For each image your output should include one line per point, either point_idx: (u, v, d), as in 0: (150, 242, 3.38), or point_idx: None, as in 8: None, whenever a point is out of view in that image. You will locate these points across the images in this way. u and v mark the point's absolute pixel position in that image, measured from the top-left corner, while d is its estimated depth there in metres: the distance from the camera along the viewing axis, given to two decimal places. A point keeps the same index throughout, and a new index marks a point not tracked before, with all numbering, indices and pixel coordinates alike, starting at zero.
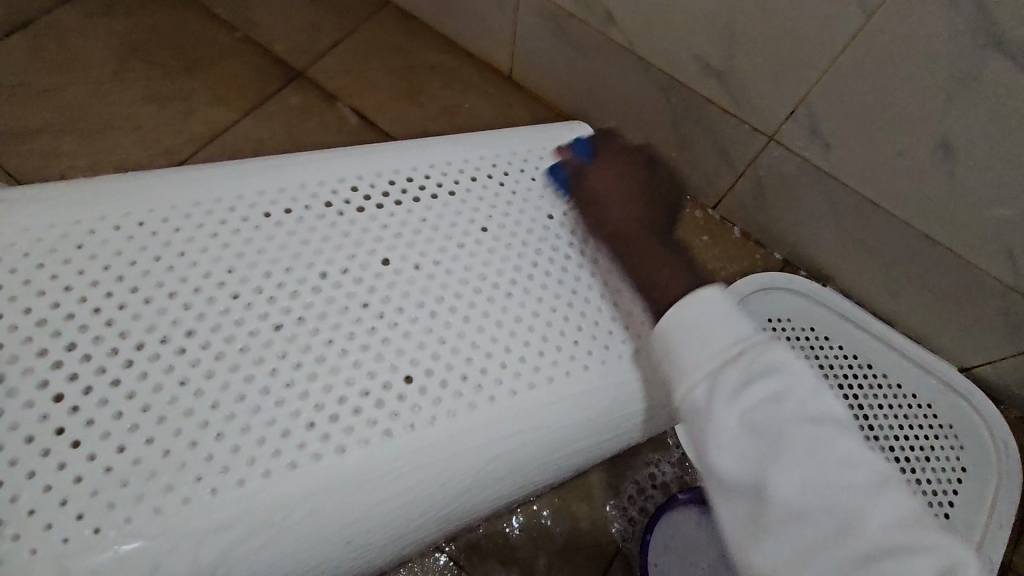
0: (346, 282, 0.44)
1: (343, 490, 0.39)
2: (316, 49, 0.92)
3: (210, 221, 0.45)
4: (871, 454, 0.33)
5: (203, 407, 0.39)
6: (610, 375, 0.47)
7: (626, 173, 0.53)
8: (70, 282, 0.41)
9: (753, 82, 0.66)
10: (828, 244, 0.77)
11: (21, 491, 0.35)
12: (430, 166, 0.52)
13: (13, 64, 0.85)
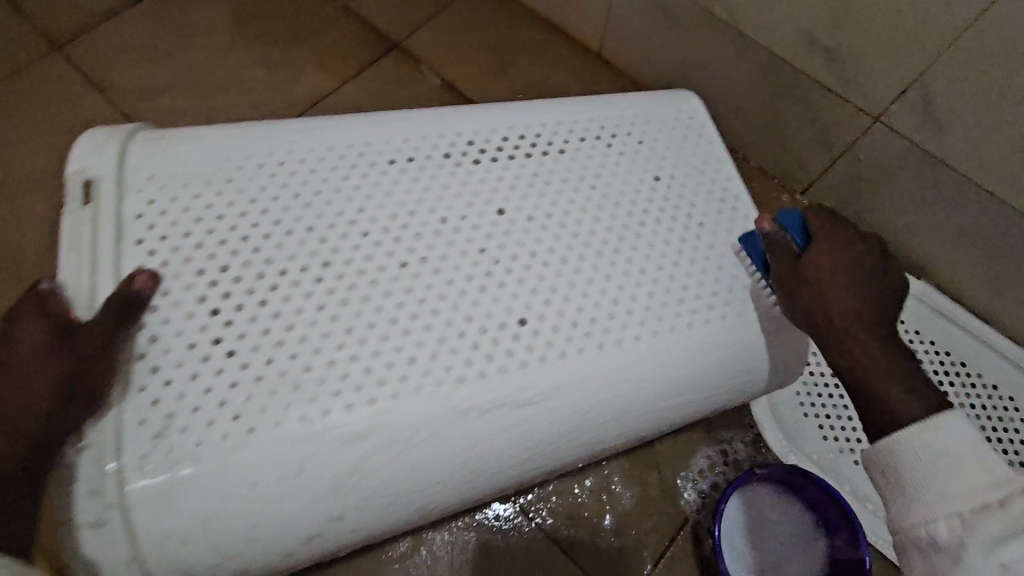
0: (463, 228, 0.50)
1: (457, 418, 0.44)
2: (412, 21, 0.96)
3: (343, 167, 0.51)
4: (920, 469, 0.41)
5: (342, 331, 0.44)
6: (699, 332, 0.51)
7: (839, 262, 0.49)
8: (219, 214, 0.47)
9: (862, 60, 0.64)
10: (927, 234, 0.73)
11: (188, 390, 0.42)
12: (541, 125, 0.57)
13: (142, 29, 0.92)
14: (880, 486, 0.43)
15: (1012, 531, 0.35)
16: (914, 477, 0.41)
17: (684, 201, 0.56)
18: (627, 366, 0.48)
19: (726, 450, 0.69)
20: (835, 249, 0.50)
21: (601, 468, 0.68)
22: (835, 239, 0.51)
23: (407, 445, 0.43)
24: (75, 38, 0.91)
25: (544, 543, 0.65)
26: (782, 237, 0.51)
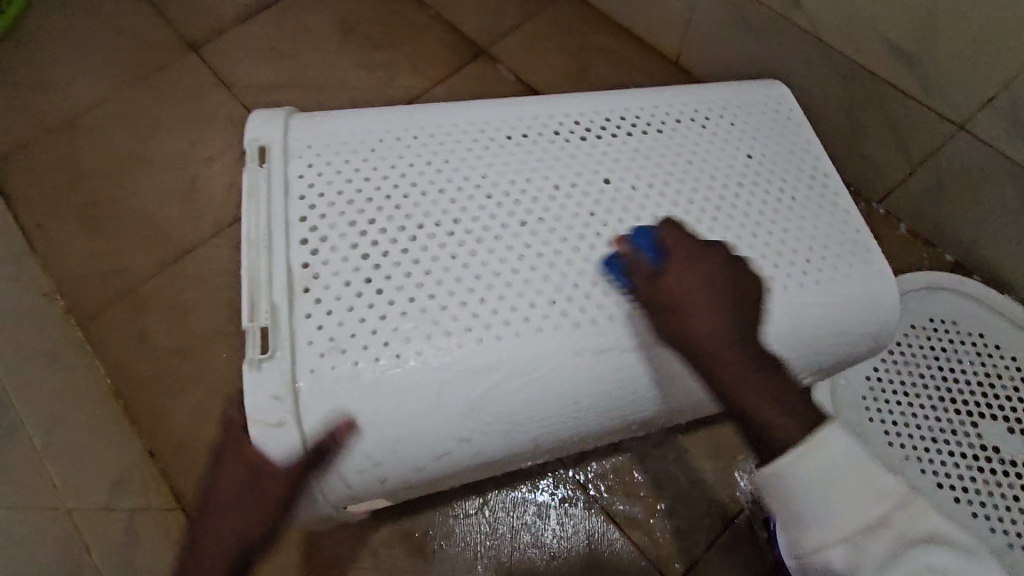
0: (573, 196, 0.56)
1: (557, 361, 0.50)
2: (500, 29, 1.03)
3: (468, 140, 0.59)
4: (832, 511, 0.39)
5: (469, 277, 0.51)
6: (796, 298, 0.53)
7: (694, 286, 0.45)
8: (356, 177, 0.56)
9: (948, 67, 0.64)
10: (1011, 246, 0.72)
11: (323, 323, 0.49)
12: (639, 110, 0.63)
13: (264, 34, 1.05)
14: (773, 503, 0.42)
15: (891, 552, 0.36)
16: (809, 502, 0.39)
17: (775, 175, 0.60)
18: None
19: None
20: (692, 273, 0.45)
21: (659, 452, 0.71)
22: (696, 259, 0.46)
23: (505, 386, 0.49)
24: (209, 41, 1.04)
25: (600, 517, 0.68)
26: (634, 260, 0.48)
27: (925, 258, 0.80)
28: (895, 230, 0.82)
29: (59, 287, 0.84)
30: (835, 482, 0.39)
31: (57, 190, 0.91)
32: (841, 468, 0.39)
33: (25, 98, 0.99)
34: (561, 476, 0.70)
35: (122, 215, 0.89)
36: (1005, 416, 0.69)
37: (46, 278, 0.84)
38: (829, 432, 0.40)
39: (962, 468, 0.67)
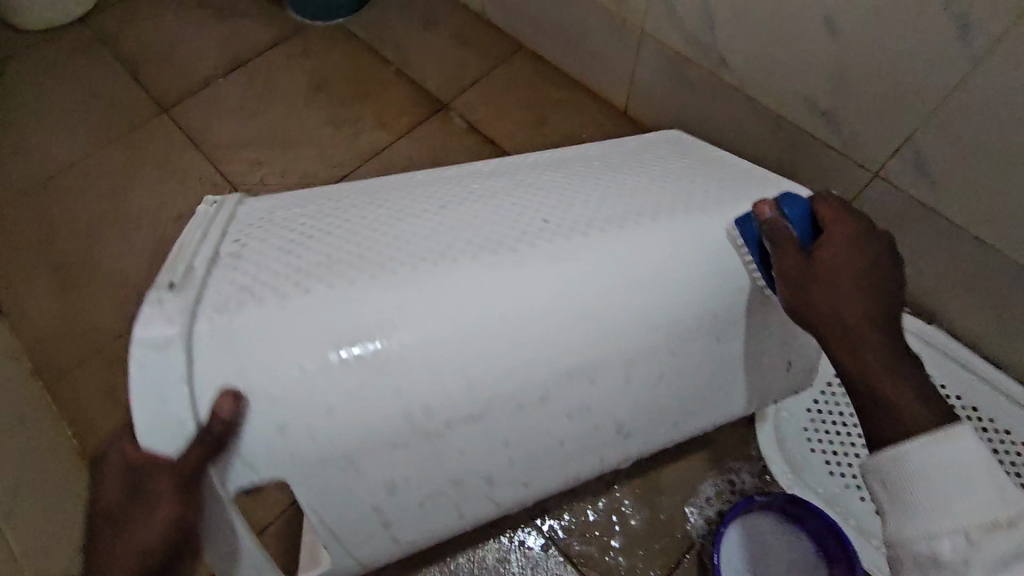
0: (499, 191, 0.62)
1: (477, 287, 0.50)
2: (460, 84, 1.09)
3: (409, 181, 0.67)
4: (954, 508, 0.37)
5: (393, 239, 0.54)
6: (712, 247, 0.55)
7: (849, 269, 0.48)
8: (303, 205, 0.61)
9: (859, 122, 0.70)
10: (935, 281, 0.76)
11: (241, 274, 0.51)
12: (565, 157, 0.71)
13: (233, 94, 1.09)
14: (884, 500, 0.41)
15: (1017, 553, 0.35)
16: (926, 495, 0.38)
17: (689, 175, 0.66)
18: (649, 265, 0.52)
19: (733, 480, 0.73)
20: (841, 235, 0.49)
21: (613, 492, 0.73)
22: (837, 219, 0.50)
23: (423, 309, 0.49)
24: (179, 102, 1.08)
25: (557, 557, 0.70)
26: (781, 225, 0.51)
27: None
28: None
29: (30, 348, 0.86)
30: (961, 476, 0.38)
31: (29, 252, 0.94)
32: (971, 466, 0.38)
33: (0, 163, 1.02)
34: (518, 519, 0.72)
35: (93, 273, 0.92)
36: None
37: (15, 340, 0.86)
38: (962, 430, 0.39)
39: None
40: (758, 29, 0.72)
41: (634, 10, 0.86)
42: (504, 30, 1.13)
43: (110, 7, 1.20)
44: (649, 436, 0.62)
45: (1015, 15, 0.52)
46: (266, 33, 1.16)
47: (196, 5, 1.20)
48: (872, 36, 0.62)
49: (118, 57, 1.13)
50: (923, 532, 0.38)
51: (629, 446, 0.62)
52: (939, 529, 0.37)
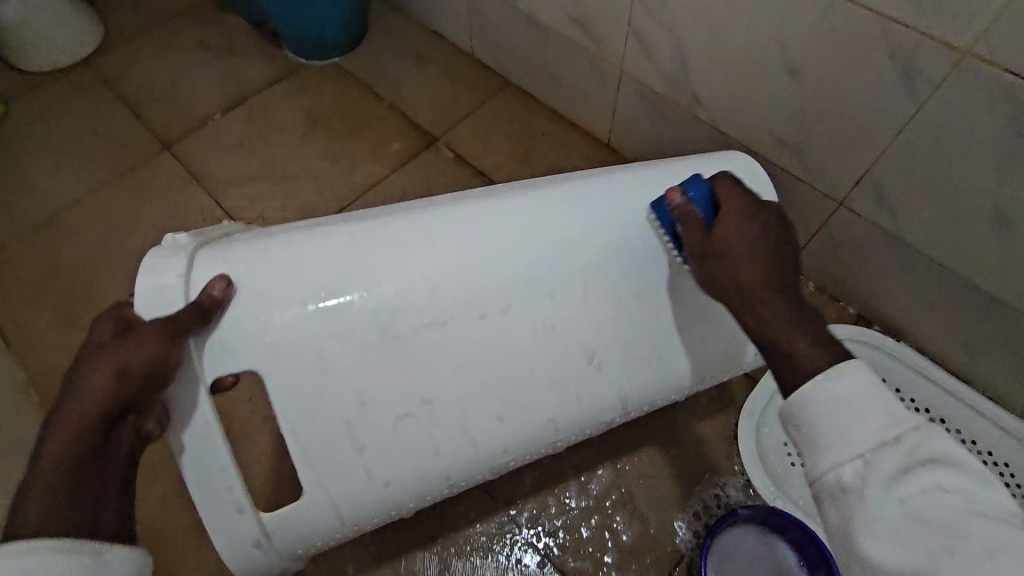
0: (486, 189, 0.69)
1: (434, 226, 0.55)
2: (451, 118, 1.14)
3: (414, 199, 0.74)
4: (858, 434, 0.39)
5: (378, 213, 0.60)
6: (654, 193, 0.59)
7: (745, 239, 0.50)
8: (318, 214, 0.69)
9: (821, 155, 0.75)
10: (900, 299, 0.82)
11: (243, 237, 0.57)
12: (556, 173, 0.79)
13: (234, 130, 1.14)
14: (796, 437, 0.42)
15: (907, 468, 0.37)
16: (831, 425, 0.40)
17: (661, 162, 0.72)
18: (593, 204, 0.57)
19: (718, 493, 0.77)
20: (736, 205, 0.52)
21: (605, 509, 0.77)
22: (731, 190, 0.54)
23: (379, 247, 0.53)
24: (179, 139, 1.13)
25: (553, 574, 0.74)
26: (687, 209, 0.53)
27: (833, 311, 0.90)
28: (806, 287, 0.92)
29: (36, 381, 0.88)
30: (855, 404, 0.40)
31: (34, 287, 0.96)
32: (864, 395, 0.40)
33: (6, 200, 1.05)
34: (514, 538, 0.76)
35: (98, 307, 0.94)
36: None
37: (22, 374, 0.89)
38: (853, 362, 0.41)
39: None
40: (727, 70, 0.77)
41: (613, 51, 0.92)
42: (492, 66, 1.19)
43: (112, 48, 1.24)
44: (639, 372, 0.58)
45: (954, 63, 0.58)
46: (263, 71, 1.21)
47: (195, 45, 1.25)
48: (829, 79, 0.68)
49: (121, 96, 1.18)
50: (832, 462, 0.39)
51: (619, 387, 0.57)
52: (846, 457, 0.39)
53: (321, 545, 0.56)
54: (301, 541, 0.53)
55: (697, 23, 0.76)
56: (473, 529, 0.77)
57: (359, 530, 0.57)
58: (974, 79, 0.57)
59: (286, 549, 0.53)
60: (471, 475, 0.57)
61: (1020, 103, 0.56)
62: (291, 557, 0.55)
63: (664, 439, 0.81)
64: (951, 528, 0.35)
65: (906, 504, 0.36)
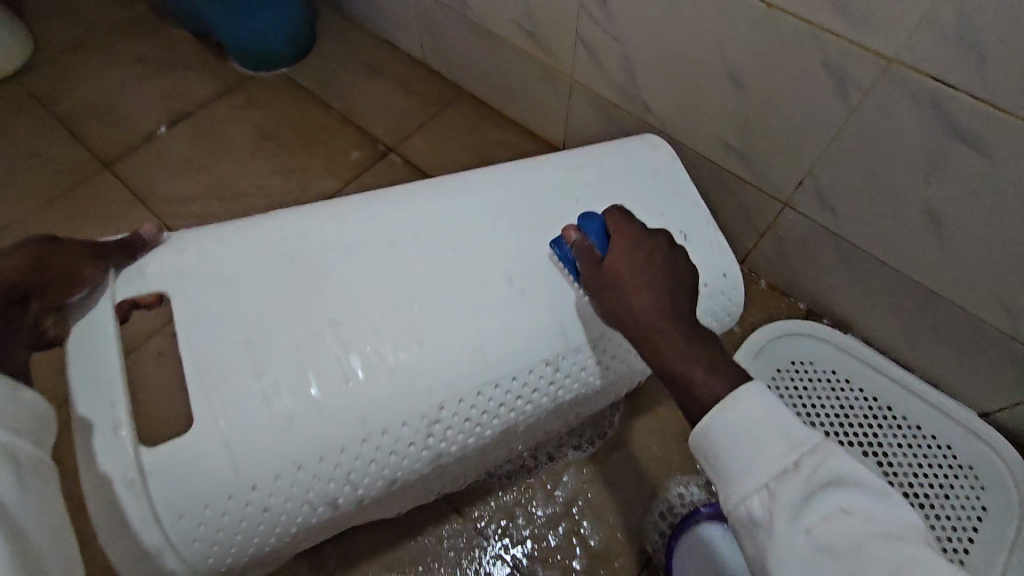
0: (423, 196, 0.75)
1: (336, 214, 0.60)
2: (405, 130, 1.13)
3: None
4: (760, 467, 0.40)
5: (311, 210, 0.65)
6: (545, 180, 0.65)
7: (637, 263, 0.52)
8: None
9: (765, 158, 0.78)
10: (845, 294, 0.85)
11: None
12: None
13: (179, 146, 1.10)
14: (707, 471, 0.43)
15: (808, 495, 0.38)
16: (734, 458, 0.41)
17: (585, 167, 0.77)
18: (486, 191, 0.63)
19: (683, 493, 0.79)
20: (624, 233, 0.54)
21: (573, 516, 0.78)
22: (621, 221, 0.55)
23: (286, 234, 0.57)
24: (121, 157, 1.08)
25: None
26: (586, 246, 0.54)
27: (783, 308, 0.93)
28: (758, 285, 0.95)
29: None
30: (754, 433, 0.41)
31: None
32: (760, 422, 0.41)
33: None
34: (482, 552, 0.76)
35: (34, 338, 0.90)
36: (859, 442, 0.81)
37: None
38: (748, 389, 0.43)
39: None
40: (673, 78, 0.79)
41: (563, 60, 0.92)
42: (445, 76, 1.18)
43: (44, 63, 1.18)
44: (563, 308, 0.58)
45: (882, 69, 0.60)
46: (208, 85, 1.18)
47: (135, 59, 1.20)
48: (769, 86, 0.70)
49: (55, 113, 1.12)
50: (741, 499, 0.40)
51: (545, 323, 0.57)
52: (752, 492, 0.40)
53: (211, 527, 0.49)
54: (185, 500, 0.48)
55: (642, 33, 0.77)
56: (442, 548, 0.76)
57: (260, 515, 0.51)
58: (903, 86, 0.60)
59: (167, 508, 0.47)
60: (387, 444, 0.53)
61: (945, 109, 0.59)
62: (173, 534, 0.48)
63: (627, 444, 0.82)
64: (855, 554, 0.36)
65: (812, 535, 0.37)
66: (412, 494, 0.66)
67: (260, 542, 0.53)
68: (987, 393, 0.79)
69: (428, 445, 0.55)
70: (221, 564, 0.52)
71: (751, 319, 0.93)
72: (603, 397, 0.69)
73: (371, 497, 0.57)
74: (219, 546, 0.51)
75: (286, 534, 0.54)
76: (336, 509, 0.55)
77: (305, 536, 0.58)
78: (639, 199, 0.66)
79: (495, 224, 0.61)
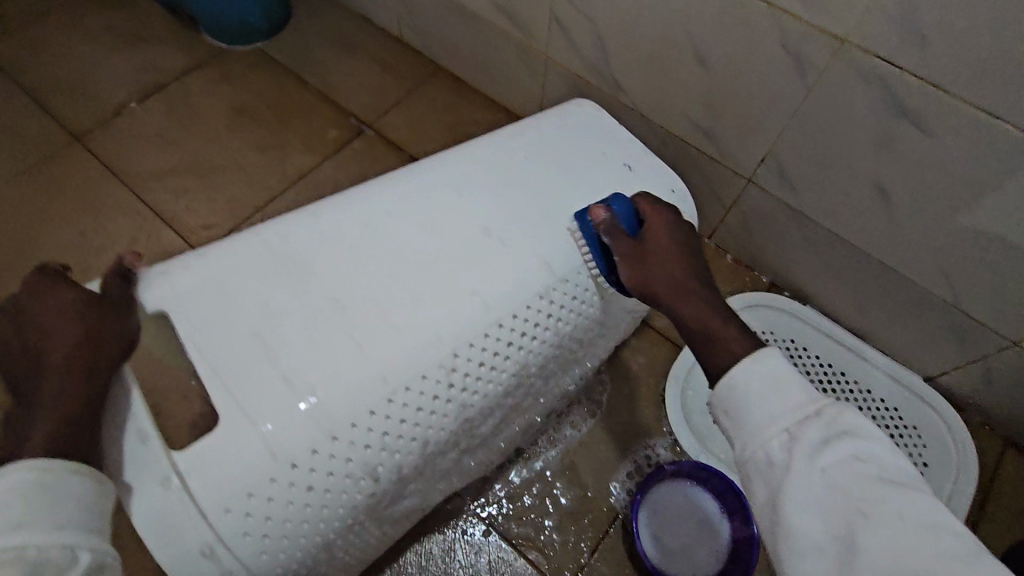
0: None
1: (311, 213, 0.60)
2: (383, 107, 1.14)
3: None
4: (782, 412, 0.42)
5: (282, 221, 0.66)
6: (504, 150, 0.67)
7: (666, 240, 0.58)
8: None
9: (730, 136, 0.81)
10: (804, 267, 0.90)
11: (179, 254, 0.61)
12: None
13: (152, 121, 1.09)
14: (729, 420, 0.46)
15: (826, 440, 0.40)
16: (756, 406, 0.44)
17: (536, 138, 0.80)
18: (453, 172, 0.64)
19: (650, 454, 0.84)
20: (653, 216, 0.60)
21: (547, 477, 0.82)
22: (646, 203, 0.61)
23: (267, 235, 0.57)
24: (93, 131, 1.07)
25: (498, 541, 0.79)
26: (615, 223, 0.59)
27: (748, 281, 0.97)
28: (724, 259, 0.99)
29: None
30: (777, 385, 0.44)
31: None
32: (782, 376, 0.44)
33: None
34: (461, 511, 0.80)
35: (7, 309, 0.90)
36: None
37: None
38: (769, 348, 0.46)
39: None
40: (644, 57, 0.81)
41: (539, 38, 0.94)
42: (422, 53, 1.19)
43: (7, 33, 1.15)
44: (558, 263, 0.60)
45: (836, 51, 0.64)
46: (181, 59, 1.16)
47: (104, 31, 1.17)
48: (732, 65, 0.73)
49: (21, 85, 1.10)
50: (761, 440, 0.42)
51: (537, 272, 0.59)
52: (772, 434, 0.42)
53: (261, 518, 0.48)
54: (227, 492, 0.46)
55: (612, 12, 0.79)
56: (436, 520, 0.79)
57: (308, 497, 0.49)
58: (853, 65, 0.64)
59: (212, 504, 0.46)
60: (410, 396, 0.53)
61: (891, 87, 0.63)
62: (225, 532, 0.46)
63: (599, 410, 0.87)
64: (870, 496, 0.37)
65: (829, 477, 0.39)
66: (446, 473, 0.65)
67: (313, 535, 0.51)
68: (931, 357, 0.84)
69: (455, 396, 0.55)
70: (278, 564, 0.50)
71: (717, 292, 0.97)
72: (597, 339, 0.72)
73: (412, 469, 0.56)
74: (273, 540, 0.49)
75: (338, 520, 0.52)
76: (380, 483, 0.53)
77: (356, 525, 0.56)
78: (591, 147, 0.70)
79: (459, 189, 0.63)
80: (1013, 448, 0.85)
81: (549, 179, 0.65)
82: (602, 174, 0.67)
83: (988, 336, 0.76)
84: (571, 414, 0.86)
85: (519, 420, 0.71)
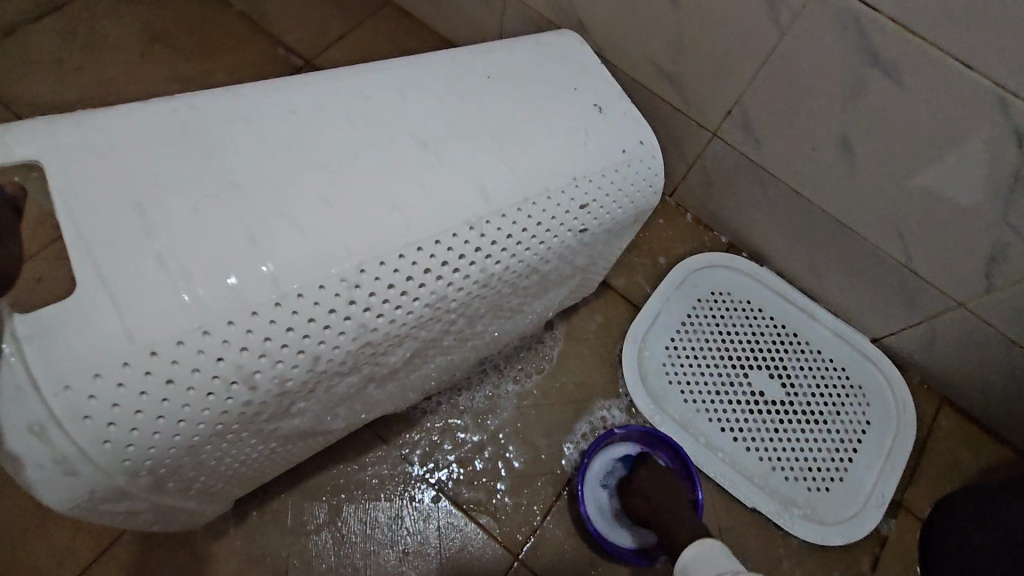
0: None
1: (239, 88, 0.53)
2: (323, 40, 1.03)
3: None
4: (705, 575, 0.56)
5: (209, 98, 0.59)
6: (468, 64, 0.62)
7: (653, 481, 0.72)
8: None
9: (697, 84, 0.77)
10: (764, 227, 0.88)
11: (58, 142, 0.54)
12: None
13: (49, 43, 0.94)
14: None
15: None
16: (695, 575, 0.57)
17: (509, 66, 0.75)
18: (406, 72, 0.59)
19: (605, 415, 0.82)
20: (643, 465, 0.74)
21: (499, 440, 0.79)
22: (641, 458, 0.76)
23: (179, 101, 0.50)
24: None
25: (448, 506, 0.76)
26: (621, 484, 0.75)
27: (707, 240, 0.95)
28: (684, 218, 0.96)
29: None
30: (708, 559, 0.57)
31: None
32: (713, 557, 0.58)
33: None
34: (408, 477, 0.76)
35: None
36: (765, 363, 0.86)
37: None
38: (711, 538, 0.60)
39: (738, 411, 0.84)
40: None
41: None
42: None
43: None
44: (493, 186, 0.54)
45: None
46: None
47: None
48: (704, 4, 0.68)
49: None
50: None
51: (469, 188, 0.53)
52: None
53: (108, 404, 0.40)
54: (71, 367, 0.40)
55: None
56: (362, 472, 0.76)
57: (168, 393, 0.42)
58: (829, 7, 0.60)
59: (50, 377, 0.39)
60: (304, 316, 0.46)
61: (864, 33, 0.59)
62: (63, 411, 0.40)
63: (553, 372, 0.84)
64: None
65: None
66: (348, 399, 0.57)
67: (171, 435, 0.44)
68: (880, 318, 0.85)
69: (355, 316, 0.48)
70: (127, 459, 0.43)
71: (676, 251, 0.94)
72: (541, 287, 0.66)
73: (299, 387, 0.48)
74: (121, 430, 0.41)
75: (203, 427, 0.45)
76: (259, 394, 0.46)
77: (229, 437, 0.48)
78: (556, 78, 0.65)
79: (406, 97, 0.56)
80: (948, 405, 0.88)
81: (508, 105, 0.59)
82: (566, 106, 0.62)
83: (936, 297, 0.76)
84: (516, 365, 0.84)
85: (448, 358, 0.65)
